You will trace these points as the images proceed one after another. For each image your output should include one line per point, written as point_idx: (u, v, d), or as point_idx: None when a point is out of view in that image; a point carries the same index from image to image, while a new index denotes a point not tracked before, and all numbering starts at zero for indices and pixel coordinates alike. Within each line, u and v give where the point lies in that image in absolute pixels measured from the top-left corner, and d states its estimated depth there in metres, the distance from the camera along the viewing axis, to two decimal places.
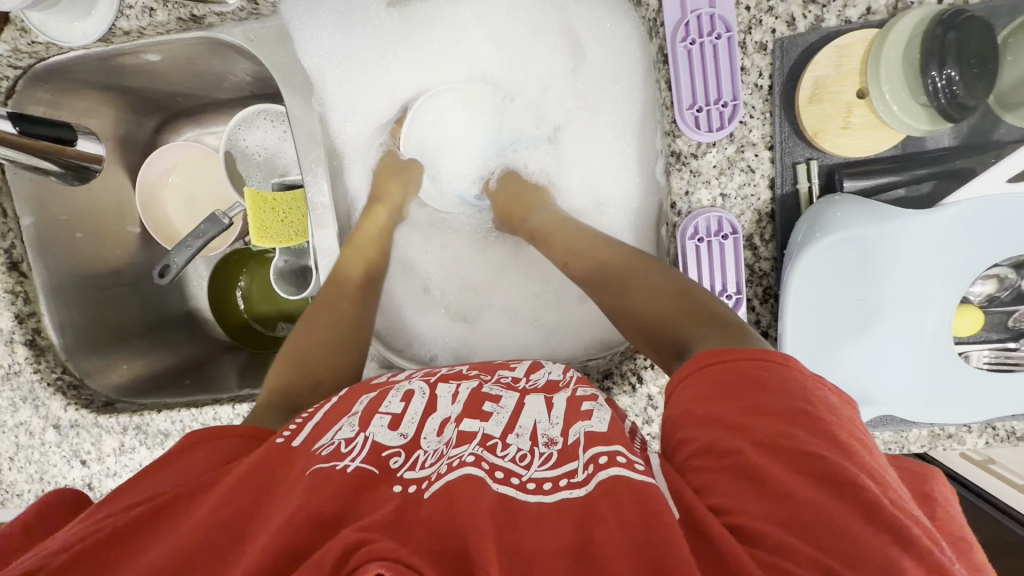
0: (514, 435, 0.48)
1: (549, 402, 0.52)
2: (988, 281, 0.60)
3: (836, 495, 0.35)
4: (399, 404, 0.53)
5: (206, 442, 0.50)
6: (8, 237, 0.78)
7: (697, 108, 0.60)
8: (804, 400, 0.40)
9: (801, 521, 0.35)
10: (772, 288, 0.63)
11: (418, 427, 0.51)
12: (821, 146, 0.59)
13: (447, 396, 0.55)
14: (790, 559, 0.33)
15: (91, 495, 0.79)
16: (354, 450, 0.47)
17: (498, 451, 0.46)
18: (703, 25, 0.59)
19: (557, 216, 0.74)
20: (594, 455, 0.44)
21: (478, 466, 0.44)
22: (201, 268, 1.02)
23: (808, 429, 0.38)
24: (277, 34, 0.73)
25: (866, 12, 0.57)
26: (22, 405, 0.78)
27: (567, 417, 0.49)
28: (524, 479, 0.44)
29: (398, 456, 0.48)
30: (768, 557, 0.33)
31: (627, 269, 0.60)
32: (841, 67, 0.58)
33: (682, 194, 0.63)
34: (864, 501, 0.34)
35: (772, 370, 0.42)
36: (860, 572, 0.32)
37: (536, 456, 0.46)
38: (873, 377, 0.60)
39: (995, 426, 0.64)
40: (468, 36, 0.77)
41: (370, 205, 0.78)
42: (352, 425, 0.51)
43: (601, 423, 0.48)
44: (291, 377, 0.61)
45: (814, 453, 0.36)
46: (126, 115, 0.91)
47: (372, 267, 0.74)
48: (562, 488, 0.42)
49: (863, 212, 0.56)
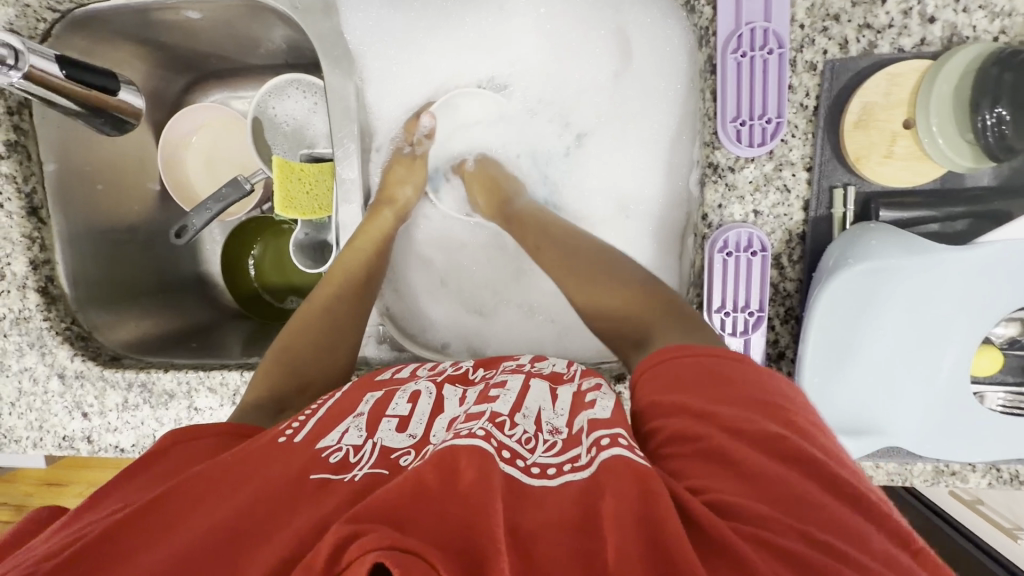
0: (520, 415, 0.48)
1: (554, 393, 0.52)
2: (1011, 324, 0.60)
3: (796, 466, 0.38)
4: (406, 406, 0.53)
5: (185, 438, 0.50)
6: (30, 180, 0.77)
7: (740, 122, 0.60)
8: (762, 390, 0.43)
9: (771, 493, 0.37)
10: (794, 309, 0.63)
11: (427, 428, 0.50)
12: (861, 172, 0.59)
13: (454, 398, 0.54)
14: (767, 530, 0.34)
15: (89, 448, 0.80)
16: (362, 459, 0.46)
17: (506, 430, 0.45)
18: (756, 39, 0.58)
19: (533, 206, 0.75)
20: (596, 438, 0.44)
21: (487, 441, 0.43)
22: (216, 232, 1.01)
23: (766, 415, 0.41)
24: (322, 4, 0.71)
25: (920, 43, 0.57)
26: (29, 351, 0.77)
27: (572, 407, 0.50)
28: (529, 462, 0.43)
29: (408, 454, 0.46)
30: (748, 528, 0.35)
31: (591, 258, 0.64)
32: (890, 95, 0.57)
33: (715, 207, 0.63)
34: (820, 472, 0.38)
35: (727, 363, 0.46)
36: (830, 532, 0.35)
37: (541, 442, 0.45)
38: (886, 410, 0.60)
39: (1000, 468, 0.64)
40: (513, 23, 0.76)
41: (379, 208, 0.75)
42: (359, 430, 0.50)
43: (603, 411, 0.48)
44: (276, 380, 0.60)
45: (778, 433, 0.39)
46: (157, 71, 0.90)
47: (373, 270, 0.73)
48: (566, 472, 0.42)
49: (899, 244, 0.55)
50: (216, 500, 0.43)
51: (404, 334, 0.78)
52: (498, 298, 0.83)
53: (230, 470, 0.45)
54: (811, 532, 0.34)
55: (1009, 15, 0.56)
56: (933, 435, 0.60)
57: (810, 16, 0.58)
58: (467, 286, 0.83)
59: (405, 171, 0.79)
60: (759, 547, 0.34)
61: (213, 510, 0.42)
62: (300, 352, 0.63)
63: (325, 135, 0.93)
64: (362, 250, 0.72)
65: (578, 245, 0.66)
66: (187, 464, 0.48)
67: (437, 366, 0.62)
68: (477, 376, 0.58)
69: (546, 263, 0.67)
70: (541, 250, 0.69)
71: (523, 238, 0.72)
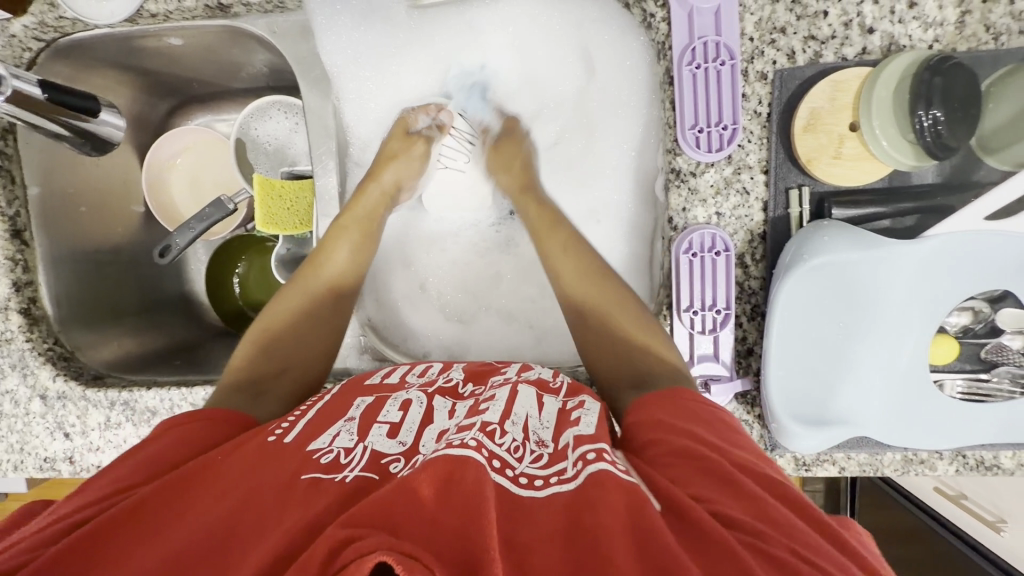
0: (510, 423, 0.48)
1: (540, 400, 0.53)
2: (964, 313, 0.63)
3: (796, 510, 0.40)
4: (397, 413, 0.53)
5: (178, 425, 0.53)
6: (14, 205, 0.78)
7: (698, 129, 0.63)
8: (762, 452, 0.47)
9: (771, 517, 0.39)
10: (760, 306, 0.66)
11: (416, 436, 0.50)
12: (813, 173, 0.62)
13: (444, 410, 0.54)
14: (763, 541, 0.36)
15: (71, 470, 0.79)
16: (354, 460, 0.47)
17: (497, 439, 0.46)
18: (709, 51, 0.62)
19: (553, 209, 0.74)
20: (583, 451, 0.45)
21: (478, 451, 0.43)
22: (200, 251, 1.02)
23: (769, 467, 0.45)
24: (301, 27, 0.77)
25: (861, 52, 0.61)
26: (11, 372, 0.77)
27: (557, 423, 0.50)
28: (517, 471, 0.44)
29: (398, 461, 0.47)
30: (746, 537, 0.37)
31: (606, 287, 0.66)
32: (835, 100, 0.61)
33: (679, 210, 0.65)
34: (815, 518, 0.40)
35: (730, 422, 0.49)
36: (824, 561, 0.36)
37: (528, 452, 0.46)
38: (849, 401, 0.62)
39: (966, 454, 0.66)
40: (485, 39, 0.79)
41: (364, 185, 0.76)
42: (350, 434, 0.50)
43: (588, 427, 0.49)
44: (256, 359, 0.64)
45: (782, 483, 0.42)
46: (141, 95, 0.92)
47: (360, 261, 0.74)
48: (553, 484, 0.43)
49: (849, 239, 0.58)
50: (207, 501, 0.44)
51: (386, 343, 0.80)
52: (479, 306, 0.84)
53: (224, 474, 0.46)
54: (809, 557, 0.36)
55: (941, 25, 0.60)
56: (897, 424, 0.62)
57: (758, 29, 0.62)
58: (448, 296, 0.84)
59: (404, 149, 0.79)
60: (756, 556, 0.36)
61: (204, 509, 0.43)
62: (281, 337, 0.67)
63: (306, 153, 0.95)
64: (342, 232, 0.74)
65: (595, 264, 0.68)
66: (172, 455, 0.50)
67: (426, 372, 0.63)
68: (467, 391, 0.58)
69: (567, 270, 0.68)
70: (569, 245, 0.70)
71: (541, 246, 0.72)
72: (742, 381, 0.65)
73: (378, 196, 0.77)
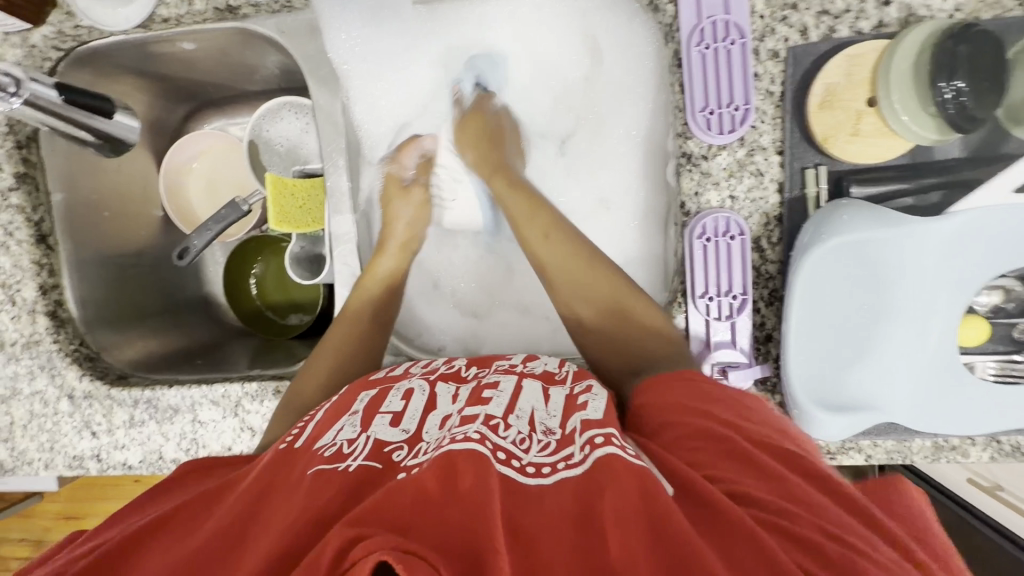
0: (514, 417, 0.48)
1: (546, 393, 0.52)
2: (994, 292, 0.60)
3: (817, 485, 0.40)
4: (400, 403, 0.53)
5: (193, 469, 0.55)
6: (38, 211, 0.81)
7: (709, 111, 0.62)
8: (781, 429, 0.47)
9: (795, 496, 0.38)
10: (778, 290, 0.64)
11: (419, 423, 0.51)
12: (830, 152, 0.60)
13: (446, 395, 0.54)
14: (789, 521, 0.36)
15: (98, 467, 0.81)
16: (356, 451, 0.47)
17: (500, 432, 0.45)
18: (718, 31, 0.61)
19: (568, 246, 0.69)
20: (591, 436, 0.44)
21: (482, 444, 0.43)
22: (218, 254, 1.04)
23: (791, 445, 0.44)
24: (309, 27, 0.77)
25: (878, 25, 0.59)
26: (40, 373, 0.80)
27: (564, 409, 0.49)
28: (524, 462, 0.43)
29: (400, 449, 0.47)
30: (771, 518, 0.36)
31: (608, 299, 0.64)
32: (852, 76, 0.59)
33: (692, 194, 0.64)
34: (838, 492, 0.40)
35: (748, 400, 0.49)
36: (850, 531, 0.36)
37: (535, 442, 0.45)
38: (877, 386, 0.59)
39: (1000, 440, 0.63)
40: (491, 31, 0.79)
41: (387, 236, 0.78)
42: (353, 426, 0.51)
43: (596, 412, 0.47)
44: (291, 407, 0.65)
45: (799, 454, 0.43)
46: (158, 101, 0.94)
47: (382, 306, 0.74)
48: (561, 470, 0.42)
49: (871, 217, 0.56)
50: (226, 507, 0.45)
51: (400, 338, 0.80)
52: (492, 299, 0.84)
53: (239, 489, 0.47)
54: (836, 532, 0.35)
55: None
56: (925, 408, 0.59)
57: (769, 7, 0.60)
58: (461, 290, 0.84)
59: (402, 198, 0.81)
60: (781, 539, 0.35)
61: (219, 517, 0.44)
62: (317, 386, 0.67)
63: (318, 153, 0.96)
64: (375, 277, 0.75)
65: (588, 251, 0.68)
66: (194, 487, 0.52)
67: (431, 364, 0.62)
68: (470, 375, 0.58)
69: (564, 276, 0.67)
70: (558, 226, 0.70)
71: (520, 231, 0.72)
72: (761, 367, 0.64)
73: (396, 254, 0.78)
